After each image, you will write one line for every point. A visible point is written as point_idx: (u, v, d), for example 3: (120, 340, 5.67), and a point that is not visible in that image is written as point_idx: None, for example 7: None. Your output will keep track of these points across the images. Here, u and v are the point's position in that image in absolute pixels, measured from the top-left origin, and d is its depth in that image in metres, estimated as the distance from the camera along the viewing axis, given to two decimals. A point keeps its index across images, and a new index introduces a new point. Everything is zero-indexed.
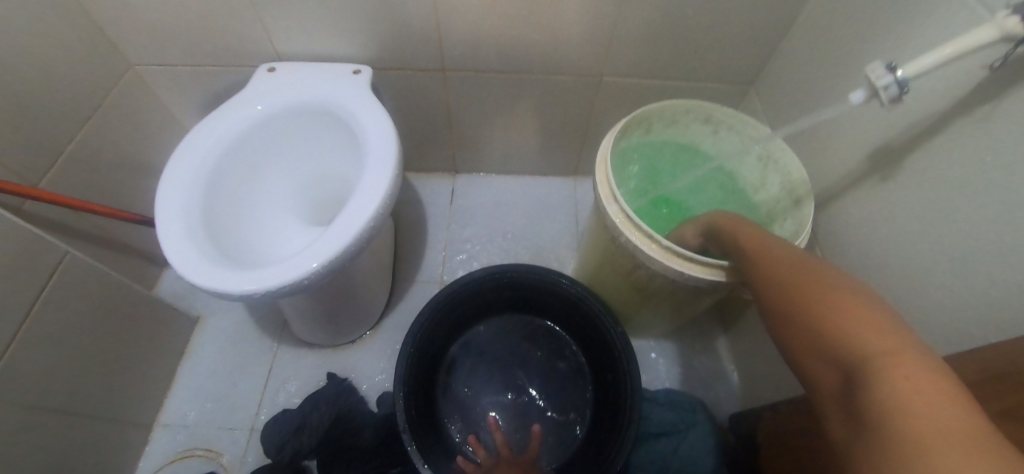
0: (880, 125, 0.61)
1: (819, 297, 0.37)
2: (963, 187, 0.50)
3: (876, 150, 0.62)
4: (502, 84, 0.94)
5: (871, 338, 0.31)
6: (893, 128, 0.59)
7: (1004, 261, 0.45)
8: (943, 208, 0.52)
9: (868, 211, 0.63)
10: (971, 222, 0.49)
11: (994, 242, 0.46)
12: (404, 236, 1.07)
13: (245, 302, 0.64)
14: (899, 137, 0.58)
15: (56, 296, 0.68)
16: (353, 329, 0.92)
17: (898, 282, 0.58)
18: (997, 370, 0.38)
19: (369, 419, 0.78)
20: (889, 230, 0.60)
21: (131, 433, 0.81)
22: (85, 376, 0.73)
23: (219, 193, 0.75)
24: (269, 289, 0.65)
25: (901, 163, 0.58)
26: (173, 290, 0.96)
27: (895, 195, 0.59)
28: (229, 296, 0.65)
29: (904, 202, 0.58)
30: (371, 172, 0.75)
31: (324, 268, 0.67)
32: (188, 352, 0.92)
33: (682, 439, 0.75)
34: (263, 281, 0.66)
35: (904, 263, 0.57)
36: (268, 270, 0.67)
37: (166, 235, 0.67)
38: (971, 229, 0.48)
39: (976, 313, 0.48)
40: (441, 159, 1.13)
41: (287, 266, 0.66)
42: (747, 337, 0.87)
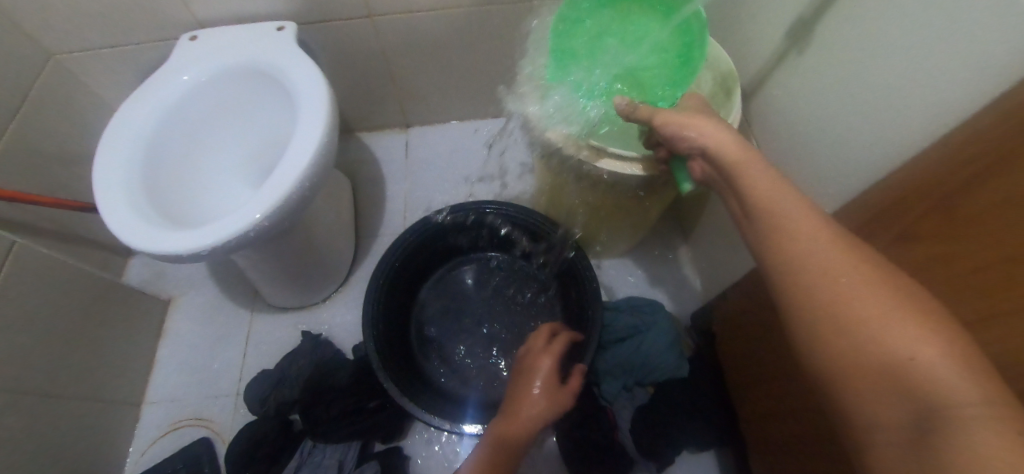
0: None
1: (796, 244, 0.36)
2: (865, 40, 0.51)
3: (792, 25, 0.63)
4: (434, 23, 0.93)
5: (869, 301, 0.31)
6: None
7: (901, 102, 0.46)
8: (850, 67, 0.54)
9: (791, 88, 0.65)
10: (874, 72, 0.50)
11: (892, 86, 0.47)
12: (363, 194, 1.08)
13: (195, 259, 0.66)
14: (807, 9, 0.59)
15: (15, 286, 0.69)
16: (322, 288, 0.94)
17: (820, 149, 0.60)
18: None
19: (345, 362, 0.81)
20: (810, 101, 0.61)
21: (120, 412, 0.83)
22: (61, 362, 0.75)
23: (159, 164, 0.75)
24: (218, 243, 0.67)
25: (813, 31, 0.59)
26: (142, 276, 0.97)
27: (812, 66, 0.60)
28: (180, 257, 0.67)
29: (820, 70, 0.59)
30: (306, 122, 0.75)
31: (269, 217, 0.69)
32: (165, 332, 0.93)
33: (647, 340, 0.80)
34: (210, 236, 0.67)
35: (823, 130, 0.59)
36: (214, 226, 0.68)
37: (109, 208, 0.67)
38: (874, 79, 0.50)
39: (882, 160, 0.50)
40: (389, 113, 1.13)
41: (231, 219, 0.68)
42: (702, 240, 0.90)
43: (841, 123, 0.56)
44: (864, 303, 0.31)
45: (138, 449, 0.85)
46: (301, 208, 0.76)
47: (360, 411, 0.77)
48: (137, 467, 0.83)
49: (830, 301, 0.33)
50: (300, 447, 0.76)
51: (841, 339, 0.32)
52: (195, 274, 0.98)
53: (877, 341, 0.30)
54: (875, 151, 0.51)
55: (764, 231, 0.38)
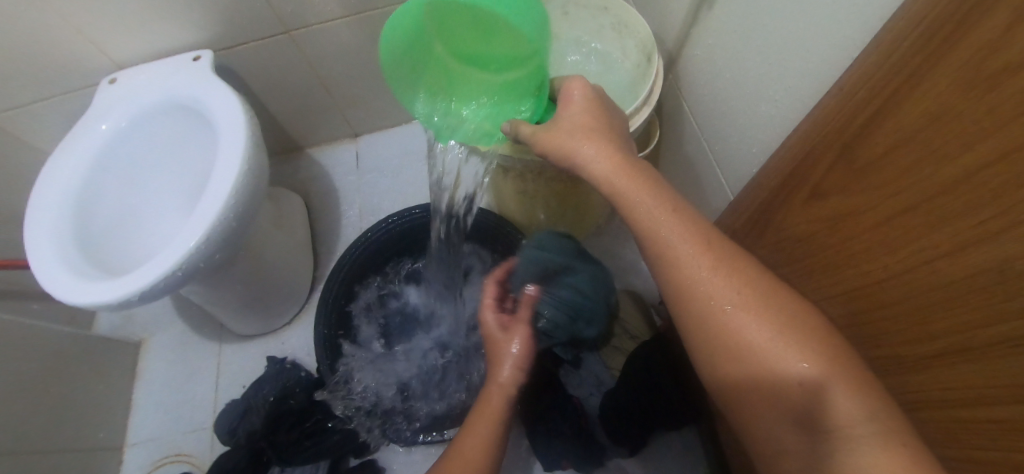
0: None
1: (692, 280, 0.39)
2: None
3: None
4: (357, 29, 0.91)
5: (759, 330, 0.36)
6: None
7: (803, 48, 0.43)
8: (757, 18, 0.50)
9: (710, 45, 0.61)
10: (777, 19, 0.47)
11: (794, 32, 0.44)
12: (318, 210, 1.07)
13: (130, 304, 0.65)
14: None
15: None
16: (285, 310, 0.94)
17: (743, 106, 0.57)
18: None
19: (304, 383, 0.81)
20: (727, 58, 0.58)
21: (103, 457, 0.85)
22: (33, 418, 0.76)
23: (89, 215, 0.75)
24: (151, 285, 0.66)
25: None
26: (111, 322, 0.99)
27: (725, 20, 0.57)
28: (118, 303, 0.67)
29: (731, 23, 0.55)
30: (227, 148, 0.74)
31: (200, 251, 0.68)
32: (140, 374, 0.95)
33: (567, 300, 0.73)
34: (141, 278, 0.67)
35: (743, 86, 0.56)
36: (145, 267, 0.68)
37: (37, 265, 0.67)
38: (779, 27, 0.47)
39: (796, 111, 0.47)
40: (335, 125, 1.11)
41: (161, 258, 0.67)
42: None
43: (755, 77, 0.53)
44: (760, 328, 0.36)
45: None
46: (236, 238, 0.75)
47: (321, 431, 0.79)
48: None
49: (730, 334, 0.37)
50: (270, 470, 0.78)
51: (739, 367, 0.37)
52: (161, 314, 0.98)
53: (776, 363, 0.35)
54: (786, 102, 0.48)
55: (658, 262, 0.41)
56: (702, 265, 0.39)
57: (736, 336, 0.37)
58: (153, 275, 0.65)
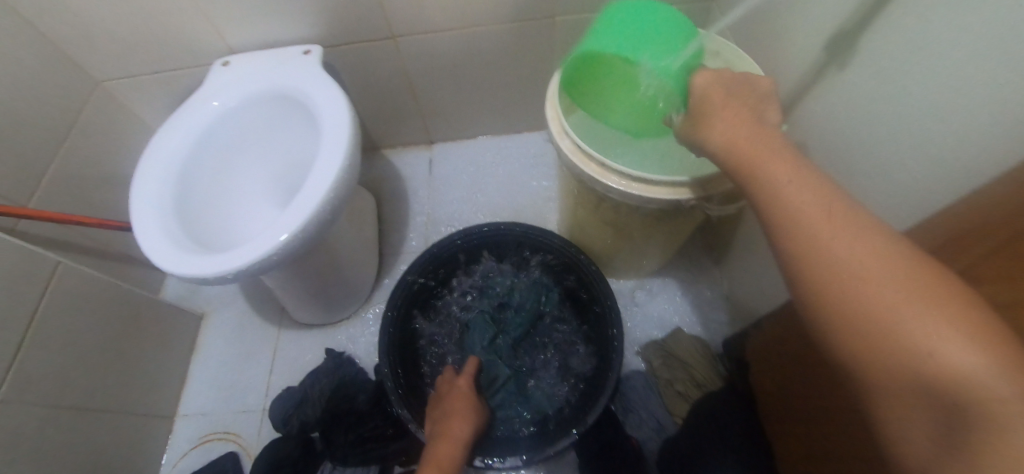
0: (830, 10, 0.57)
1: (816, 239, 0.31)
2: (911, 57, 0.46)
3: (831, 39, 0.58)
4: (454, 41, 0.93)
5: (898, 308, 0.27)
6: (842, 11, 0.55)
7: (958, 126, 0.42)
8: (892, 87, 0.49)
9: (833, 104, 0.60)
10: (925, 91, 0.45)
11: (949, 109, 0.43)
12: (387, 211, 1.09)
13: (221, 283, 0.67)
14: (849, 19, 0.54)
15: (53, 307, 0.72)
16: (346, 305, 0.95)
17: (865, 171, 0.55)
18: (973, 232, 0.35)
19: (366, 384, 0.80)
20: (850, 121, 0.56)
21: (155, 424, 0.86)
22: (98, 376, 0.78)
23: (189, 190, 0.78)
24: (243, 267, 0.68)
25: (857, 45, 0.54)
26: (177, 292, 1.01)
27: (855, 82, 0.55)
28: (209, 280, 0.68)
29: (861, 86, 0.54)
30: (328, 143, 0.76)
31: (291, 241, 0.70)
32: (198, 347, 0.96)
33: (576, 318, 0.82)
34: (235, 260, 0.68)
35: (867, 153, 0.54)
36: (240, 249, 0.70)
37: (141, 231, 0.70)
38: (928, 100, 0.45)
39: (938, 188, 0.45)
40: (413, 130, 1.13)
41: (257, 242, 0.69)
42: (733, 261, 0.85)
43: (883, 143, 0.51)
44: (900, 307, 0.27)
45: (170, 461, 0.87)
46: (324, 231, 0.76)
47: (380, 437, 0.75)
48: None
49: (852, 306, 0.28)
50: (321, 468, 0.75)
51: (866, 342, 0.28)
52: (226, 291, 1.01)
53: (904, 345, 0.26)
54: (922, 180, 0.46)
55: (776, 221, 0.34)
56: (836, 230, 0.30)
57: (866, 302, 0.28)
58: (248, 258, 0.67)
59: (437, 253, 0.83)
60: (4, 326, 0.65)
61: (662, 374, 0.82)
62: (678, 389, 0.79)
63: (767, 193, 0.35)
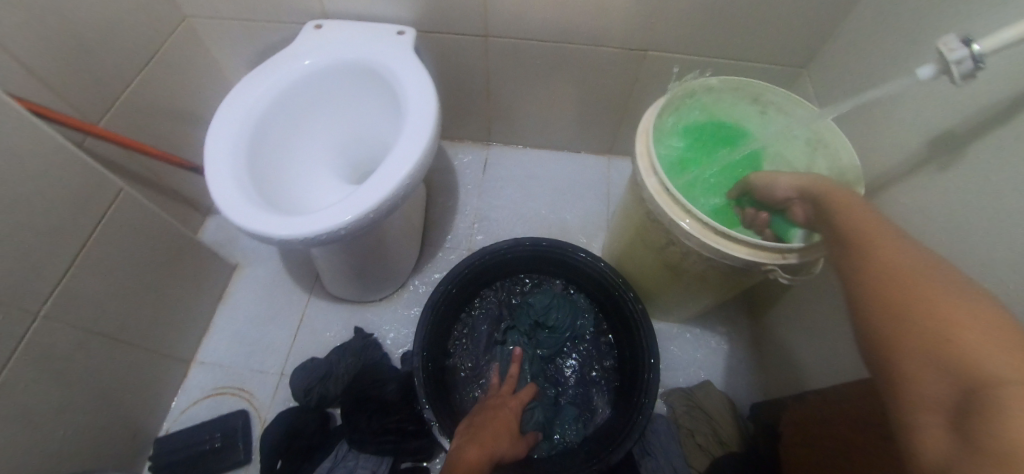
0: (941, 110, 0.57)
1: (919, 298, 0.32)
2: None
3: (937, 138, 0.58)
4: (543, 52, 0.93)
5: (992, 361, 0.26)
6: (955, 114, 0.55)
7: None
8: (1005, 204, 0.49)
9: (923, 201, 0.60)
10: None
11: None
12: (436, 201, 1.09)
13: (285, 245, 0.67)
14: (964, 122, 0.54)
15: (108, 232, 0.71)
16: (382, 287, 0.94)
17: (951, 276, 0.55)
18: None
19: (394, 373, 0.79)
20: (944, 224, 0.56)
21: (172, 366, 0.86)
22: (131, 308, 0.77)
23: (263, 144, 0.77)
24: (309, 235, 0.68)
25: (964, 151, 0.54)
26: (214, 238, 1.01)
27: (954, 187, 0.55)
28: (272, 240, 0.68)
29: (963, 193, 0.54)
30: (412, 130, 0.76)
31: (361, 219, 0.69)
32: (226, 297, 0.96)
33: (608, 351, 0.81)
34: (303, 226, 0.68)
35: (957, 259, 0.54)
36: (309, 216, 0.69)
37: (214, 177, 0.69)
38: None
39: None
40: (476, 128, 1.14)
41: (327, 213, 0.69)
42: (774, 326, 0.85)
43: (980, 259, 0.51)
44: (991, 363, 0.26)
45: (179, 407, 0.86)
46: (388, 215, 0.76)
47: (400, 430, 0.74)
48: (176, 425, 0.85)
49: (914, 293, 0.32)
50: (335, 448, 0.74)
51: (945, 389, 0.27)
52: (264, 247, 1.00)
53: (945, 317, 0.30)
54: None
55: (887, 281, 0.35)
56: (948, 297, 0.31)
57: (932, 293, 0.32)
58: (316, 227, 0.67)
59: (485, 258, 0.83)
60: (60, 242, 0.64)
61: (684, 423, 0.81)
62: (699, 442, 0.79)
63: (889, 268, 0.35)
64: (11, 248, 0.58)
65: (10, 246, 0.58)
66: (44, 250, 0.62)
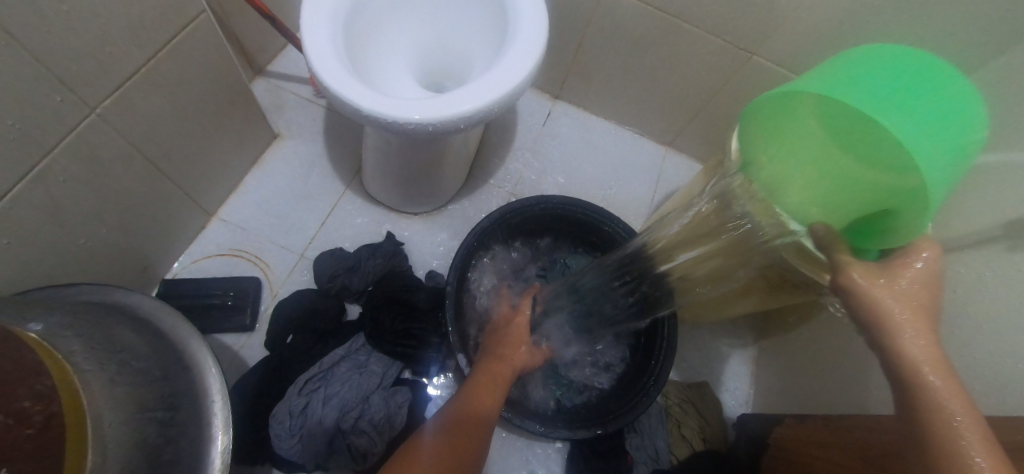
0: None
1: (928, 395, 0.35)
2: None
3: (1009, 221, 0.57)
4: (653, 23, 0.89)
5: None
6: None
7: None
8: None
9: (976, 272, 0.61)
10: None
11: None
12: (490, 137, 1.07)
13: (354, 117, 0.62)
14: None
15: (177, 52, 0.65)
16: (423, 203, 0.92)
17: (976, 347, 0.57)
18: None
19: (425, 285, 0.78)
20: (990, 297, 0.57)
21: (194, 215, 0.82)
22: (176, 140, 0.72)
23: (360, 11, 0.72)
24: (380, 116, 0.63)
25: None
26: (262, 101, 0.96)
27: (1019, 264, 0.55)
28: (342, 106, 0.64)
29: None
30: (514, 55, 0.70)
31: (433, 123, 0.64)
32: (261, 163, 0.92)
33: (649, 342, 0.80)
34: (374, 103, 0.63)
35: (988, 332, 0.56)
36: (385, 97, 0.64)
37: (309, 28, 0.64)
38: None
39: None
40: (550, 78, 1.10)
41: (405, 104, 0.64)
42: (780, 353, 0.89)
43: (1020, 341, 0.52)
44: None
45: (191, 256, 0.83)
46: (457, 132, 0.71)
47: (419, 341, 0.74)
48: (184, 272, 0.82)
49: (924, 413, 0.34)
50: (350, 339, 0.73)
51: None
52: (311, 126, 0.96)
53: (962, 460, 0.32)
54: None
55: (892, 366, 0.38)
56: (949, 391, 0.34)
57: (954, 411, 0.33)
58: (390, 112, 0.62)
59: (531, 210, 0.82)
60: (136, 43, 0.58)
61: (675, 413, 0.84)
62: (685, 433, 0.81)
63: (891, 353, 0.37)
64: (94, 29, 0.53)
65: (90, 26, 0.52)
66: (121, 45, 0.57)
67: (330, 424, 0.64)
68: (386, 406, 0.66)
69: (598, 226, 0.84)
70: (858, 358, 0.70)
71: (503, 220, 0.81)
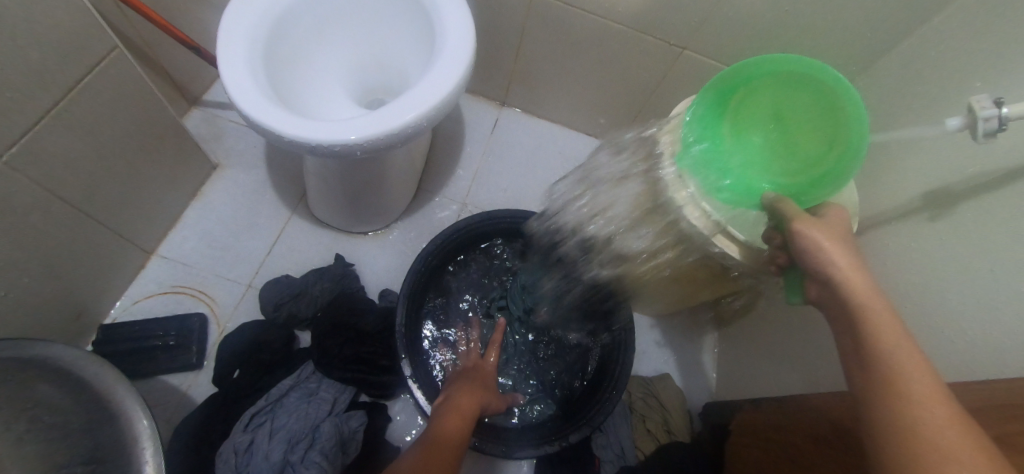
0: (942, 165, 0.58)
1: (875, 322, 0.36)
2: (997, 241, 0.48)
3: (932, 191, 0.59)
4: (585, 25, 0.89)
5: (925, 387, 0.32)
6: (957, 171, 0.56)
7: (1007, 322, 0.45)
8: (974, 271, 0.50)
9: (903, 246, 0.62)
10: (1001, 276, 0.47)
11: (1013, 300, 0.45)
12: (438, 149, 1.07)
13: (275, 143, 0.61)
14: (959, 181, 0.55)
15: (91, 90, 0.63)
16: (371, 221, 0.91)
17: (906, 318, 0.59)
18: (1007, 400, 0.38)
19: (374, 307, 0.78)
20: (918, 269, 0.59)
21: (130, 254, 0.80)
22: (101, 180, 0.70)
23: (282, 36, 0.71)
24: (302, 140, 0.62)
25: (953, 206, 0.55)
26: (199, 131, 0.94)
27: (939, 233, 0.57)
28: (263, 132, 0.62)
29: (945, 242, 0.55)
30: (440, 69, 0.69)
31: (360, 145, 0.63)
32: (201, 195, 0.90)
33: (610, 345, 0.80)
34: (296, 127, 0.62)
35: (915, 303, 0.57)
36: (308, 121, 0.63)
37: (225, 57, 0.63)
38: (995, 283, 0.47)
39: (972, 357, 0.48)
40: (495, 86, 1.11)
41: (329, 126, 0.63)
42: (737, 338, 0.91)
43: (940, 311, 0.54)
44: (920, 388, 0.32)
45: (131, 297, 0.81)
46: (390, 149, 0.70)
47: (371, 364, 0.73)
48: (125, 315, 0.80)
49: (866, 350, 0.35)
50: (298, 368, 0.71)
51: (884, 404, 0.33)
52: (251, 153, 0.94)
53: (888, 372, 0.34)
54: (970, 358, 0.48)
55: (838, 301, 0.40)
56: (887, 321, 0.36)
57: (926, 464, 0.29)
58: (313, 136, 0.61)
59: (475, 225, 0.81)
60: (40, 86, 0.56)
61: (638, 408, 0.84)
62: (649, 427, 0.81)
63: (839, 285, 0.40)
64: None
65: None
66: (25, 89, 0.55)
67: (278, 459, 0.62)
68: (338, 433, 0.65)
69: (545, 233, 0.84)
70: (806, 337, 0.71)
71: (449, 237, 0.80)
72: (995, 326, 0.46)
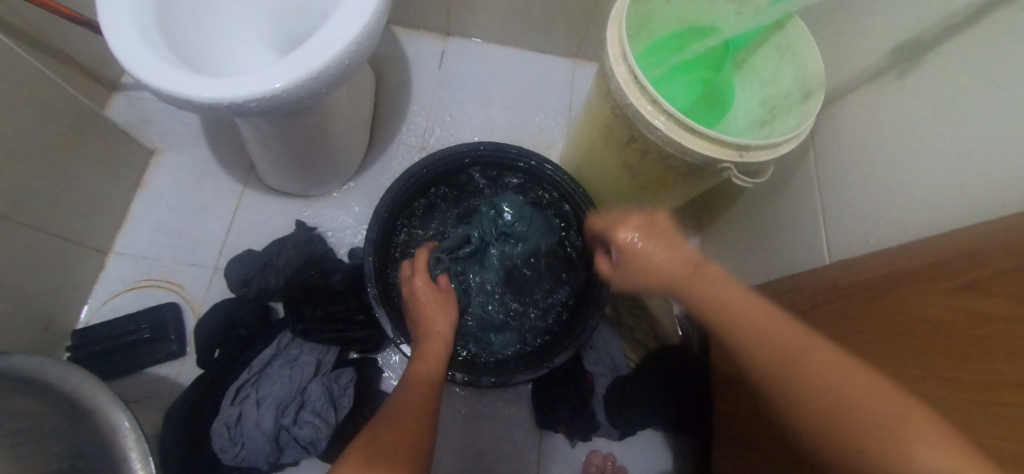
0: (910, 14, 0.53)
1: None
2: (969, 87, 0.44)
3: (901, 46, 0.54)
4: None
5: None
6: (926, 17, 0.50)
7: (980, 168, 0.42)
8: (946, 121, 0.47)
9: (872, 111, 0.58)
10: (973, 123, 0.43)
11: (990, 146, 0.41)
12: (386, 95, 1.00)
13: (188, 108, 0.56)
14: (927, 27, 0.50)
15: None
16: (327, 181, 0.87)
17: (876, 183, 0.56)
18: (971, 248, 0.37)
19: (342, 265, 0.76)
20: (887, 130, 0.55)
21: (85, 256, 0.77)
22: (26, 186, 0.66)
23: None
24: (217, 100, 0.56)
25: (923, 57, 0.51)
26: (126, 118, 0.88)
27: (908, 90, 0.53)
28: (173, 99, 0.57)
29: (915, 98, 0.51)
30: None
31: (283, 94, 0.58)
32: (144, 184, 0.86)
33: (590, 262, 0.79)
34: (206, 86, 0.56)
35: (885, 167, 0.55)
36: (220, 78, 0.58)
37: (109, 20, 0.56)
38: (967, 131, 0.44)
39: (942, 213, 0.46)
40: (433, 14, 1.02)
41: (243, 79, 0.57)
42: (720, 237, 0.90)
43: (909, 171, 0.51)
44: None
45: (98, 299, 0.80)
46: (320, 95, 0.64)
47: (348, 321, 0.72)
48: (96, 316, 0.79)
49: None
50: (277, 337, 0.72)
51: None
52: (186, 131, 0.89)
53: None
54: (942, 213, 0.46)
55: None
56: None
57: None
58: (228, 93, 0.56)
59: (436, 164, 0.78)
60: None
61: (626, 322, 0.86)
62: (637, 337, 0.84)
63: None
64: None
65: None
66: None
67: (271, 424, 0.64)
68: (326, 389, 0.67)
69: (505, 161, 0.81)
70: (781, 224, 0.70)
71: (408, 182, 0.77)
72: (964, 176, 0.44)
